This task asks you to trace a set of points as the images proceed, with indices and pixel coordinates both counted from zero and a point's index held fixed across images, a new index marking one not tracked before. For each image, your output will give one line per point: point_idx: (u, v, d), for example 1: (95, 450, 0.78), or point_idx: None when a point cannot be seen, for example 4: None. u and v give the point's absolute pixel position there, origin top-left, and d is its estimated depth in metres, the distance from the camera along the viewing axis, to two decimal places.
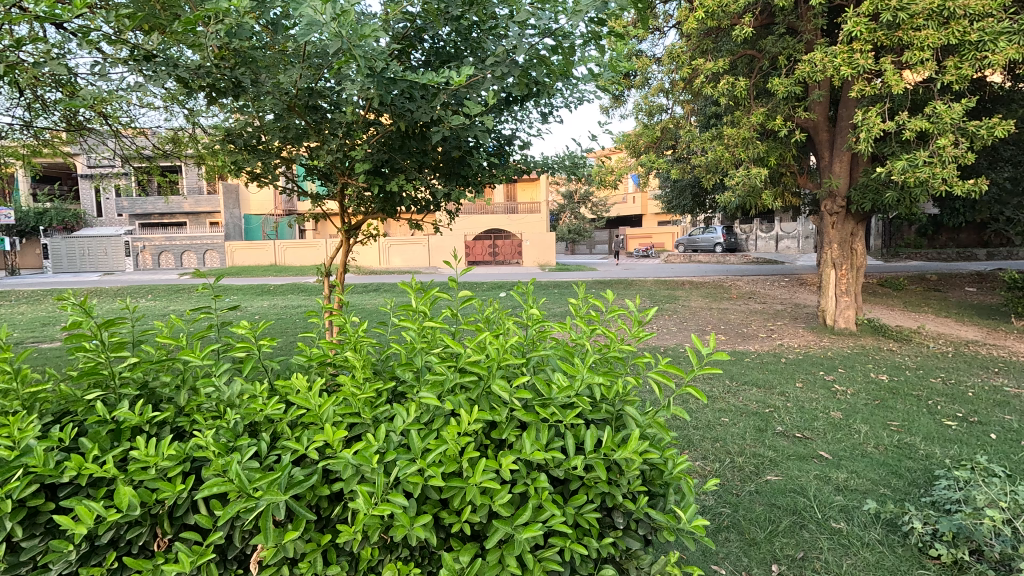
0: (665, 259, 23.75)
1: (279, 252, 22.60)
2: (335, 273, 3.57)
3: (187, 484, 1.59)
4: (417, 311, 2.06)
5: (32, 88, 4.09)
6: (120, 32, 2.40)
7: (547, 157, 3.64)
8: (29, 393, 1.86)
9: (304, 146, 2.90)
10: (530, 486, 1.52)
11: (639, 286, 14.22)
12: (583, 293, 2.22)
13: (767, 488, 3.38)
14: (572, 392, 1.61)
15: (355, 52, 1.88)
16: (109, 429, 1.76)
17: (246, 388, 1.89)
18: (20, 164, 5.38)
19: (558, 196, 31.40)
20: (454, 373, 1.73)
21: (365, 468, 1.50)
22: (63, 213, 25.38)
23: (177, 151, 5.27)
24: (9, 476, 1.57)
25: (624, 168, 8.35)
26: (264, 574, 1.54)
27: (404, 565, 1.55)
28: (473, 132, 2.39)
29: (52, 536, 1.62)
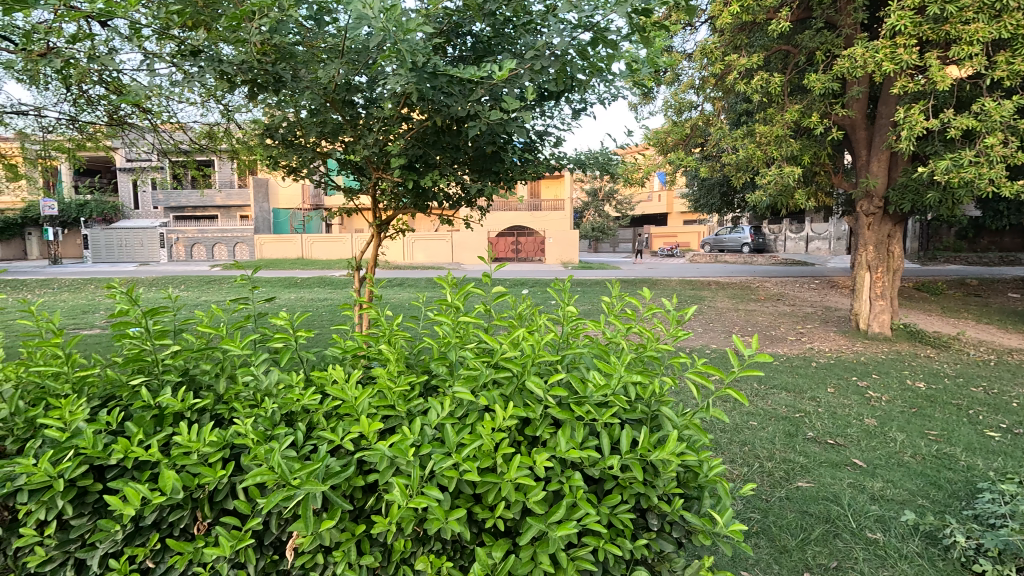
0: (691, 259, 23.38)
1: (307, 246, 23.05)
2: (365, 267, 3.61)
3: (227, 470, 1.63)
4: (451, 306, 2.06)
5: (78, 84, 4.25)
6: (166, 28, 2.46)
7: (579, 154, 3.62)
8: (78, 377, 1.93)
9: (339, 141, 2.94)
10: (564, 484, 1.51)
11: (663, 285, 14.04)
12: (618, 291, 2.19)
13: (799, 495, 3.30)
14: (609, 390, 1.59)
15: (401, 47, 1.95)
16: (152, 415, 1.81)
17: (282, 378, 1.92)
18: (65, 157, 5.61)
19: (582, 194, 31.22)
20: (489, 369, 1.72)
21: (400, 461, 1.51)
22: (102, 205, 26.39)
23: (211, 145, 5.41)
24: (61, 457, 1.63)
25: (651, 166, 8.25)
26: (300, 561, 1.57)
27: (436, 558, 1.56)
28: (510, 127, 2.39)
29: (99, 515, 1.67)
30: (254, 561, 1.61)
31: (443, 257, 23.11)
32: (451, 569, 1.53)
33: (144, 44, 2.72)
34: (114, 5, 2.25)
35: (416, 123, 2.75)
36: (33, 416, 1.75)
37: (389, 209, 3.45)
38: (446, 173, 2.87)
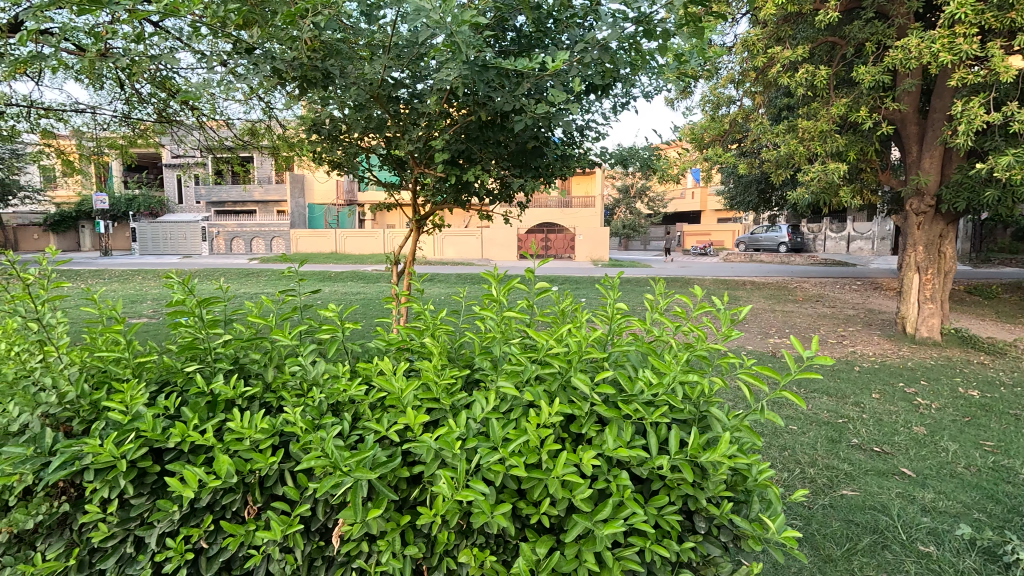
0: (725, 258, 22.82)
1: (340, 240, 23.54)
2: (403, 262, 3.64)
3: (278, 457, 1.67)
4: (494, 300, 2.06)
5: (131, 82, 4.43)
6: (223, 28, 2.54)
7: (620, 149, 3.57)
8: (137, 362, 2.00)
9: (382, 137, 2.99)
10: (611, 483, 1.49)
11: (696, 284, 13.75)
12: (663, 290, 2.15)
13: (843, 503, 3.18)
14: (658, 390, 1.56)
15: (460, 39, 1.92)
16: (206, 401, 1.87)
17: (329, 369, 1.96)
18: (118, 153, 5.86)
19: (613, 191, 30.86)
20: (534, 364, 1.72)
21: (446, 453, 1.52)
22: (149, 200, 27.58)
23: (254, 142, 5.58)
24: (123, 439, 1.70)
25: (688, 162, 8.08)
26: (346, 549, 1.59)
27: (480, 551, 1.57)
28: (557, 121, 2.40)
29: (157, 496, 1.74)
30: (302, 546, 1.64)
31: (472, 254, 23.25)
32: (494, 562, 1.54)
33: (197, 43, 2.81)
34: (175, 6, 2.33)
35: (459, 118, 2.77)
36: (97, 399, 1.83)
37: (428, 204, 3.48)
38: (487, 168, 2.89)
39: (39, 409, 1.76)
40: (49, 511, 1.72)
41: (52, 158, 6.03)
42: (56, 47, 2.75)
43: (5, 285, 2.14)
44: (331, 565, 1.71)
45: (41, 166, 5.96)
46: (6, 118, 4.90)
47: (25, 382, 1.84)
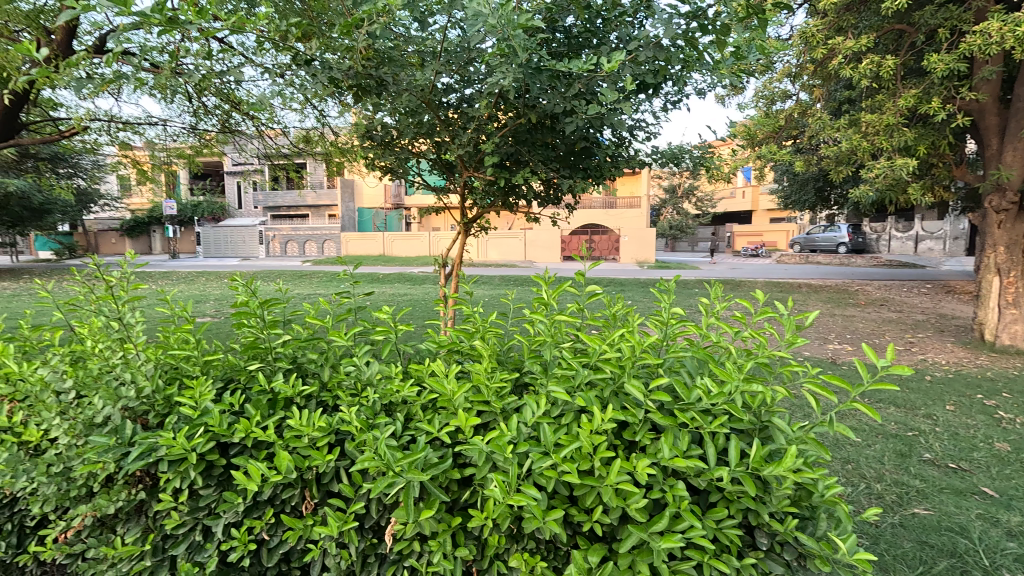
0: (778, 259, 21.84)
1: (388, 242, 24.13)
2: (451, 264, 3.67)
3: (334, 455, 1.72)
4: (544, 304, 2.04)
5: (199, 97, 4.71)
6: (286, 42, 2.66)
7: (671, 148, 3.48)
8: (205, 360, 2.11)
9: (432, 142, 3.05)
10: (667, 493, 1.44)
11: (749, 287, 13.23)
12: (720, 293, 2.08)
13: (915, 522, 2.97)
14: (717, 398, 1.51)
15: (514, 42, 1.95)
16: (267, 398, 1.94)
17: (382, 370, 2.00)
18: (186, 162, 6.23)
19: (660, 191, 30.16)
20: (586, 369, 1.69)
21: (498, 457, 1.52)
22: (212, 206, 29.26)
23: (308, 148, 5.81)
24: (194, 432, 1.80)
25: (740, 160, 7.79)
26: (399, 547, 1.62)
27: (531, 556, 1.57)
28: (608, 120, 2.37)
29: (223, 488, 1.83)
30: (356, 543, 1.68)
31: (516, 255, 23.35)
32: (545, 569, 1.53)
33: (260, 58, 2.95)
34: (242, 23, 2.47)
35: (508, 122, 2.78)
36: (170, 394, 1.95)
37: (475, 207, 3.51)
38: (536, 171, 2.89)
39: (120, 402, 1.89)
40: (128, 498, 1.84)
41: (128, 168, 6.50)
42: (134, 66, 2.96)
43: (91, 286, 2.31)
44: (383, 563, 1.75)
45: (119, 175, 6.43)
46: (89, 132, 5.32)
47: (108, 377, 1.97)
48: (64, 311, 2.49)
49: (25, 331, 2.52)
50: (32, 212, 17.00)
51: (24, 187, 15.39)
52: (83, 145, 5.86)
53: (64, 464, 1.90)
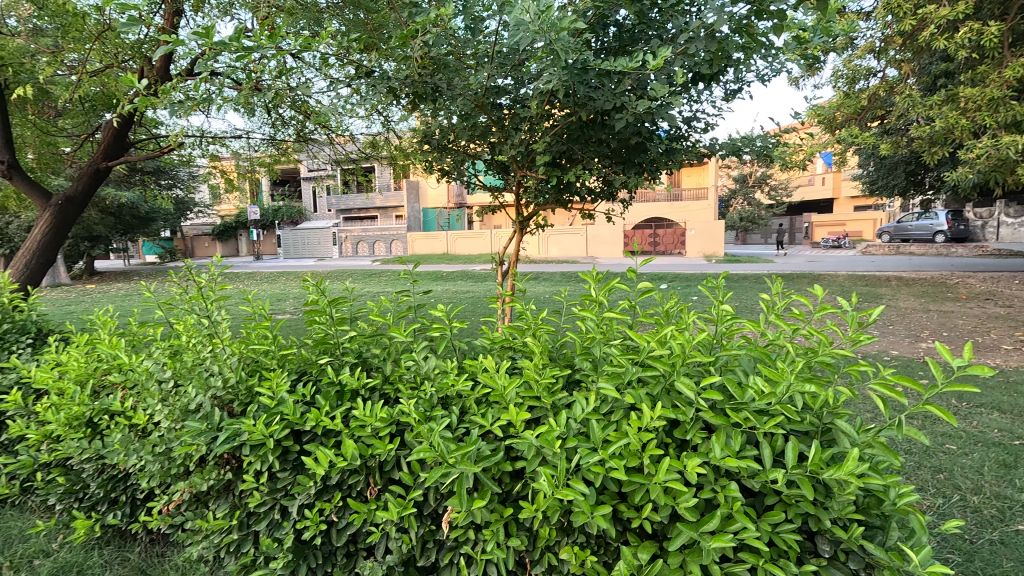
0: (864, 250, 20.13)
1: (451, 241, 24.69)
2: (508, 262, 3.71)
3: (394, 445, 1.83)
4: (595, 301, 2.03)
5: (277, 110, 5.08)
6: (350, 55, 2.82)
7: (733, 138, 3.33)
8: (281, 354, 2.28)
9: (487, 143, 3.12)
10: (719, 493, 1.42)
11: (828, 281, 12.33)
12: (781, 289, 1.99)
13: (1018, 541, 2.68)
14: (771, 398, 1.46)
15: (556, 45, 1.98)
16: (335, 390, 2.09)
17: (439, 364, 2.08)
18: (266, 170, 6.71)
19: (730, 181, 28.74)
20: (635, 367, 1.68)
21: (547, 451, 1.56)
22: (291, 210, 31.34)
23: (374, 153, 6.06)
24: (271, 420, 1.97)
25: (817, 145, 7.27)
26: (454, 534, 1.70)
27: (581, 550, 1.59)
28: (659, 115, 2.34)
29: (297, 471, 1.99)
30: (415, 528, 1.78)
31: (577, 252, 23.11)
32: (595, 563, 1.55)
33: (328, 71, 3.14)
34: (311, 41, 2.65)
35: (560, 120, 2.80)
36: (251, 384, 2.14)
37: (531, 205, 3.54)
38: (589, 167, 2.89)
39: (209, 391, 2.10)
40: (217, 477, 2.05)
41: (217, 178, 7.08)
42: (219, 86, 3.25)
43: (185, 287, 2.57)
44: (441, 549, 1.83)
45: (210, 185, 7.05)
46: (185, 147, 5.88)
47: (200, 368, 2.20)
48: (163, 310, 2.79)
49: (133, 327, 2.85)
50: (140, 220, 18.89)
51: (134, 199, 17.16)
52: (179, 159, 6.48)
53: (165, 444, 2.15)
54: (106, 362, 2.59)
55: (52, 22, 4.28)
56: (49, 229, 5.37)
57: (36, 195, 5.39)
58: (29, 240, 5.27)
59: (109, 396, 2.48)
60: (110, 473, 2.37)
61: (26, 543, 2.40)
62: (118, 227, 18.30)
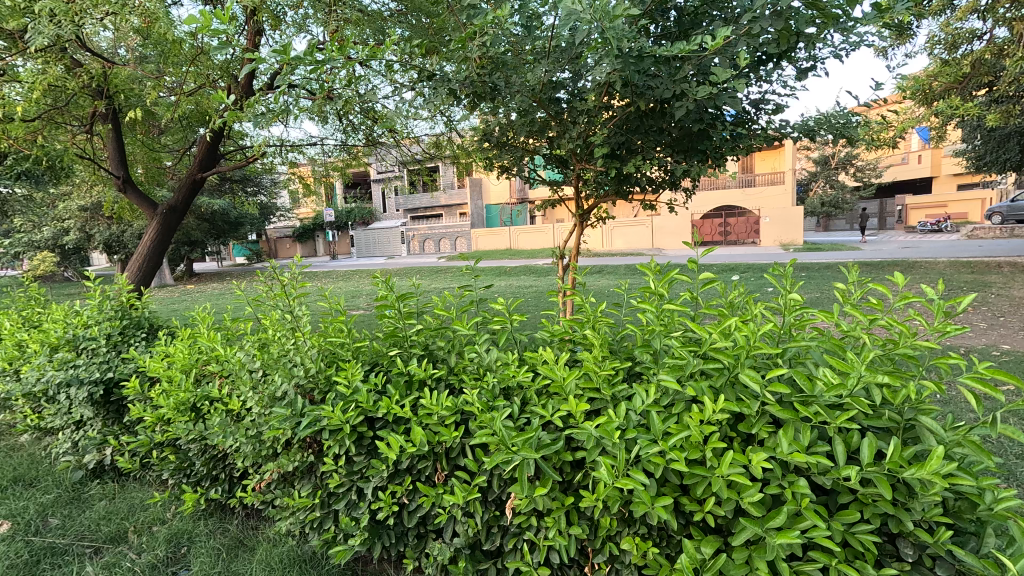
0: (970, 234, 18.08)
1: (514, 236, 24.88)
2: (568, 256, 3.71)
3: (459, 432, 1.91)
4: (655, 293, 2.00)
5: (347, 117, 5.37)
6: (412, 59, 2.93)
7: (807, 119, 3.13)
8: (355, 347, 2.44)
9: (546, 137, 3.14)
10: (787, 489, 1.37)
11: (925, 269, 11.23)
12: (858, 279, 1.87)
13: None
14: (842, 391, 1.39)
15: (610, 37, 1.97)
16: (405, 380, 2.21)
17: (501, 356, 2.14)
18: (339, 174, 7.10)
19: (811, 163, 26.79)
20: (697, 359, 1.65)
21: (607, 442, 1.58)
22: (363, 212, 32.92)
23: (438, 153, 6.24)
24: (347, 407, 2.12)
25: (910, 120, 6.63)
26: (517, 519, 1.76)
27: (642, 541, 1.60)
28: (722, 99, 2.26)
29: (371, 455, 2.13)
30: (480, 513, 1.85)
31: (642, 243, 22.48)
32: (657, 554, 1.55)
33: (393, 77, 3.29)
34: (376, 50, 2.78)
35: (618, 110, 2.77)
36: (329, 374, 2.30)
37: (591, 197, 3.54)
38: (649, 157, 2.85)
39: (293, 380, 2.29)
40: (301, 460, 2.24)
41: (296, 183, 7.59)
42: (296, 98, 3.50)
43: (271, 285, 2.81)
44: (505, 534, 1.90)
45: (290, 191, 7.57)
46: (268, 156, 6.35)
47: (284, 359, 2.39)
48: (252, 306, 3.05)
49: (227, 321, 3.14)
50: (231, 226, 20.61)
51: (224, 205, 18.76)
52: (263, 167, 7.01)
53: (256, 428, 2.36)
54: (207, 354, 2.89)
55: (155, 50, 4.78)
56: (156, 236, 6.01)
57: (145, 206, 6.04)
58: (140, 246, 5.92)
59: (208, 383, 2.76)
60: (212, 453, 2.64)
61: (146, 511, 2.74)
62: (212, 232, 20.08)
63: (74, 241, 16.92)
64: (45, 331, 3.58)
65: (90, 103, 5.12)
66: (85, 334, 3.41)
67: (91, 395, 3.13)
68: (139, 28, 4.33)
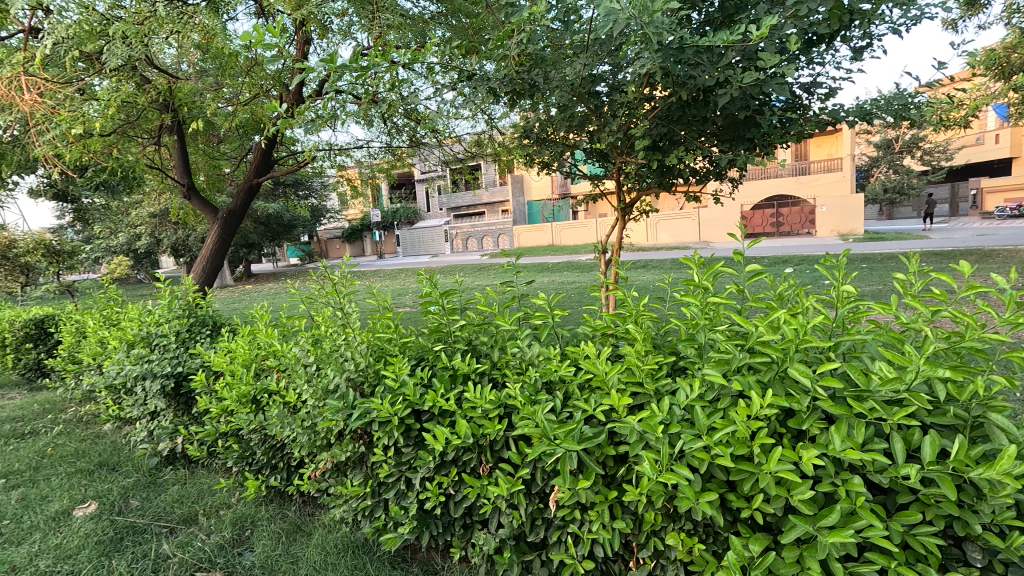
0: None
1: (556, 232, 24.76)
2: (611, 250, 3.68)
3: (503, 425, 1.95)
4: (699, 287, 1.96)
5: (391, 119, 5.51)
6: (452, 60, 2.98)
7: (863, 102, 2.97)
8: (402, 342, 2.51)
9: (587, 131, 3.13)
10: (840, 488, 1.33)
11: (1004, 258, 10.34)
12: (919, 268, 1.77)
13: None
14: (900, 386, 1.33)
15: (648, 30, 1.94)
16: (449, 373, 2.27)
17: (543, 350, 2.16)
18: (384, 175, 7.30)
19: (872, 148, 25.22)
20: (743, 353, 1.61)
21: (650, 436, 1.57)
22: (408, 211, 33.66)
23: (480, 151, 6.30)
24: (395, 400, 2.20)
25: (984, 97, 6.13)
26: (561, 511, 1.78)
27: (688, 537, 1.58)
28: (769, 85, 2.19)
29: (418, 447, 2.20)
30: (524, 504, 1.88)
31: (689, 237, 21.86)
32: (703, 551, 1.53)
33: (433, 78, 3.35)
34: (418, 53, 2.85)
35: (660, 101, 2.73)
36: (377, 368, 2.39)
37: (633, 191, 3.49)
38: (692, 148, 2.79)
39: (344, 373, 2.39)
40: (353, 450, 2.34)
41: (345, 186, 7.86)
42: (343, 103, 3.63)
43: (323, 283, 2.93)
44: (549, 527, 1.92)
45: (339, 193, 7.84)
46: (318, 160, 6.60)
47: (337, 354, 2.50)
48: (306, 304, 3.20)
49: (283, 319, 3.31)
50: (285, 228, 21.55)
51: (278, 208, 19.71)
52: (314, 171, 7.30)
53: (311, 419, 2.48)
54: (266, 349, 3.06)
55: (214, 64, 5.06)
56: (218, 238, 6.39)
57: (208, 210, 6.43)
58: (205, 248, 6.32)
59: (267, 377, 2.93)
60: (271, 443, 2.80)
61: (214, 496, 2.94)
62: (268, 234, 21.09)
63: (146, 245, 18.18)
64: (123, 329, 3.89)
65: (158, 116, 5.50)
66: (157, 331, 3.68)
67: (163, 387, 3.37)
68: (200, 44, 4.60)
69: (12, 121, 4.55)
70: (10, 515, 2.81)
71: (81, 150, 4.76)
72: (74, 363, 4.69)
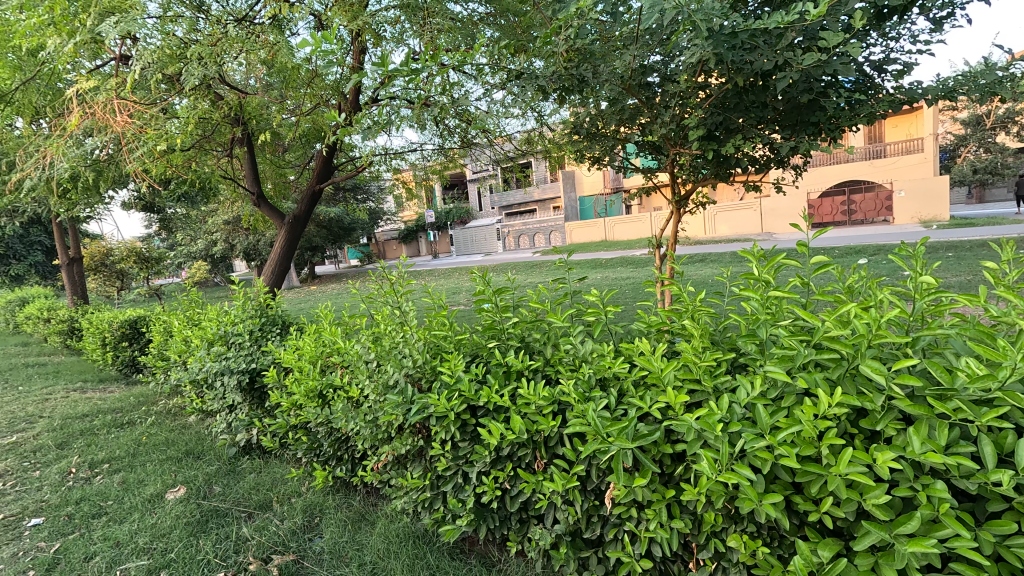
0: None
1: (609, 227, 24.34)
2: (666, 244, 3.58)
3: (556, 422, 1.95)
4: (760, 280, 1.87)
5: (443, 122, 5.61)
6: (500, 60, 3.00)
7: (945, 78, 2.72)
8: (457, 339, 2.57)
9: (638, 124, 3.07)
10: (921, 493, 1.24)
11: None
12: (1013, 256, 1.61)
13: None
14: (989, 384, 1.22)
15: (696, 19, 1.88)
16: (503, 370, 2.30)
17: (596, 347, 2.15)
18: (437, 176, 7.46)
19: (959, 125, 23.02)
20: (809, 349, 1.53)
21: (708, 434, 1.53)
22: (461, 211, 34.16)
23: (530, 149, 6.31)
24: (451, 395, 2.25)
25: None
26: (617, 509, 1.76)
27: (751, 540, 1.53)
28: (833, 65, 2.06)
29: (475, 441, 2.25)
30: (580, 501, 1.88)
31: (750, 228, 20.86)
32: (767, 554, 1.48)
33: (483, 78, 3.39)
34: (466, 55, 2.89)
35: (715, 89, 2.64)
36: (433, 364, 2.46)
37: (688, 182, 3.39)
38: (750, 135, 2.68)
39: (403, 370, 2.48)
40: (412, 443, 2.42)
41: (400, 188, 8.10)
42: (398, 109, 3.75)
43: (381, 283, 3.05)
44: (605, 524, 1.91)
45: (395, 195, 8.09)
46: (374, 164, 6.85)
47: (395, 351, 2.60)
48: (366, 303, 3.33)
49: (345, 317, 3.47)
50: (345, 231, 22.45)
51: (339, 212, 20.60)
52: (371, 175, 7.58)
53: (372, 413, 2.59)
54: (330, 347, 3.22)
55: (279, 78, 5.37)
56: (286, 242, 6.78)
57: (276, 215, 6.83)
58: (274, 251, 6.72)
59: (332, 374, 3.08)
60: (336, 436, 2.95)
61: (286, 485, 3.13)
62: (329, 237, 22.08)
63: (221, 251, 19.48)
64: (204, 329, 4.21)
65: (230, 129, 5.89)
66: (233, 330, 3.96)
67: (239, 381, 3.61)
68: (265, 60, 4.89)
69: (107, 140, 5.02)
70: (114, 496, 3.13)
71: (164, 164, 5.20)
72: (163, 359, 5.12)
